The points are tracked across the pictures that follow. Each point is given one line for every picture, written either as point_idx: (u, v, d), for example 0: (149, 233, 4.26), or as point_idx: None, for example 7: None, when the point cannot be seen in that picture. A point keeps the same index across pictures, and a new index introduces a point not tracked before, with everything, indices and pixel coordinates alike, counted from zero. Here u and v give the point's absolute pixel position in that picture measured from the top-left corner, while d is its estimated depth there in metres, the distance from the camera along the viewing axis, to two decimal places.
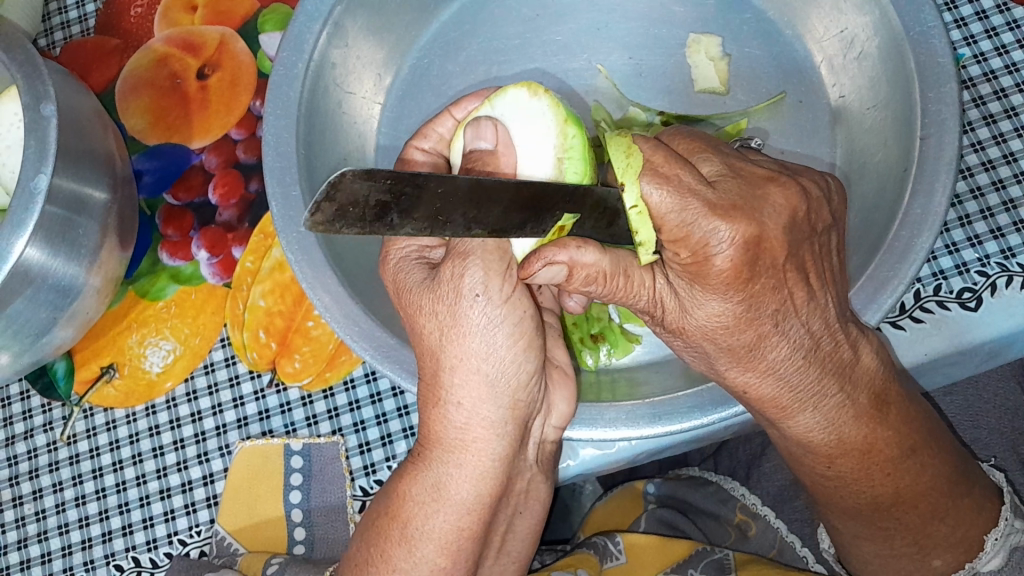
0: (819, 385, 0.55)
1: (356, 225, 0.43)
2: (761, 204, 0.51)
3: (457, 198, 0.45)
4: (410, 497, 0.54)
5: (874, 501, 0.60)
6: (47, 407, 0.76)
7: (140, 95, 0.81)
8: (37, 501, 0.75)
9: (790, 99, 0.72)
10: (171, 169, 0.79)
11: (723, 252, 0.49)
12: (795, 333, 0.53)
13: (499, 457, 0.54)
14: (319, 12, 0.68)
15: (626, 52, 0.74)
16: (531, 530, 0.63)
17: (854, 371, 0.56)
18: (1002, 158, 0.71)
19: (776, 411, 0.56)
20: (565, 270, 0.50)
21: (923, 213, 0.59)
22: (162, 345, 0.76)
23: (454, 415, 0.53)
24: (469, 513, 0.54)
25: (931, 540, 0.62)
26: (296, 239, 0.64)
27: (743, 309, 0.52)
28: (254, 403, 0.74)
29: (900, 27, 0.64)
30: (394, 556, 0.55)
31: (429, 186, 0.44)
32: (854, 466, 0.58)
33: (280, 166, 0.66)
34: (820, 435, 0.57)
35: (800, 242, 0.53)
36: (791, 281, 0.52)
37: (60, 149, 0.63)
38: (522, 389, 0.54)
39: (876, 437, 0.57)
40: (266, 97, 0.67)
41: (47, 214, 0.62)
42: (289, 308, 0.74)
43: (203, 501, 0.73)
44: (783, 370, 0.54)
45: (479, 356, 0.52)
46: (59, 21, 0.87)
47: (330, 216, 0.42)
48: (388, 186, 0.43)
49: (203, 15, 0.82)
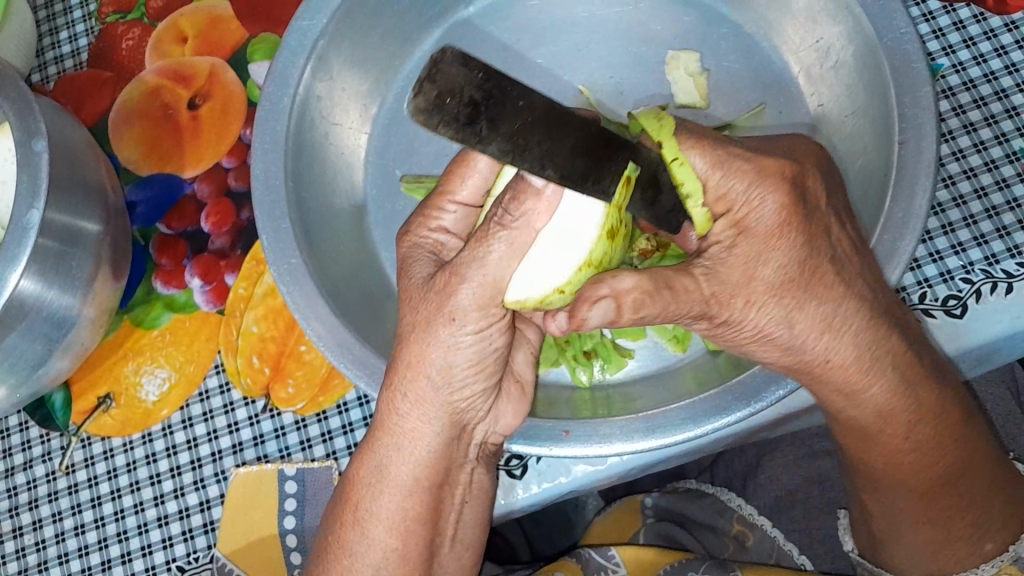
0: (890, 340, 0.57)
1: (450, 125, 0.37)
2: (789, 151, 0.58)
3: (535, 118, 0.40)
4: (360, 480, 0.58)
5: (944, 474, 0.60)
6: (46, 437, 0.77)
7: (133, 126, 0.82)
8: (37, 531, 0.76)
9: (771, 109, 0.73)
10: (164, 198, 0.80)
11: (768, 202, 0.54)
12: (857, 285, 0.57)
13: (436, 450, 0.57)
14: (302, 46, 0.70)
15: (608, 70, 0.75)
16: (482, 522, 0.63)
17: (911, 333, 0.59)
18: (983, 166, 0.71)
19: (853, 372, 0.57)
20: (612, 302, 0.51)
21: (905, 216, 0.59)
22: (157, 373, 0.77)
23: (401, 403, 0.55)
24: (410, 496, 0.57)
25: (987, 519, 0.61)
26: (287, 270, 0.65)
27: (806, 258, 0.55)
28: (248, 429, 0.75)
29: (873, 34, 0.65)
30: (349, 539, 0.58)
31: (514, 94, 0.39)
32: (932, 430, 0.59)
33: (270, 200, 0.67)
34: (897, 399, 0.58)
35: (835, 195, 0.58)
36: (836, 231, 0.57)
37: (51, 182, 0.64)
38: (466, 398, 0.56)
39: (943, 397, 0.59)
40: (254, 132, 0.68)
41: (41, 247, 0.63)
42: (281, 333, 0.75)
43: (201, 527, 0.73)
44: (853, 325, 0.56)
45: (433, 361, 0.53)
46: (53, 56, 0.89)
47: (431, 101, 0.36)
48: (480, 80, 0.37)
49: (193, 46, 0.84)
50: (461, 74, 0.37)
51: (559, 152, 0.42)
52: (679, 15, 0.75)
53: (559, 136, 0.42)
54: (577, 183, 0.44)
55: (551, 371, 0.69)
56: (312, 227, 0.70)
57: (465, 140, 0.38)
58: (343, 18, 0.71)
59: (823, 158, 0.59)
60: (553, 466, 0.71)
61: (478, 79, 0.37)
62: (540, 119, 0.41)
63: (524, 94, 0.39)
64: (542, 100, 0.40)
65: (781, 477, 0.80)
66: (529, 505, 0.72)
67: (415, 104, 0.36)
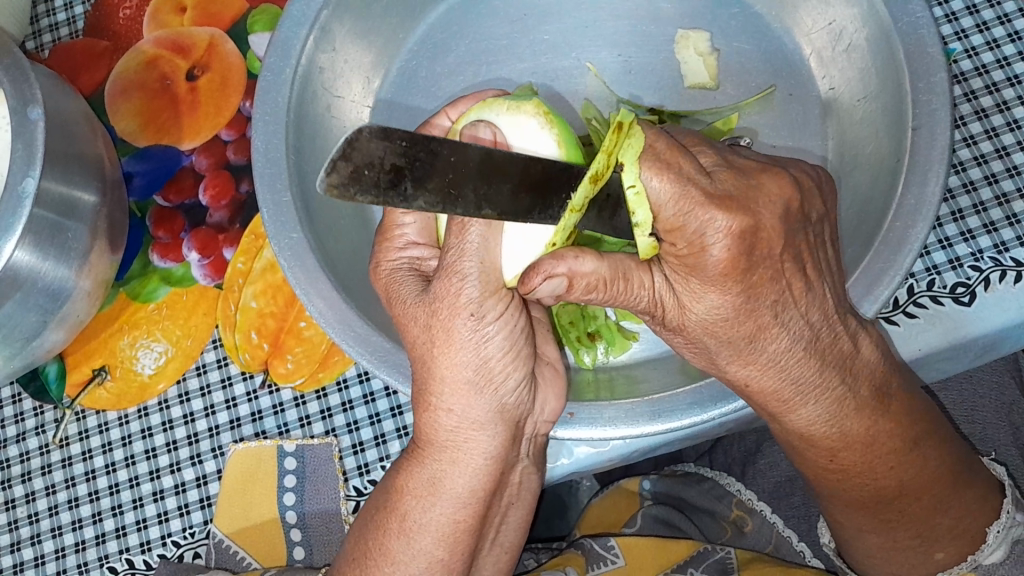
0: (821, 377, 0.55)
1: (372, 191, 0.38)
2: (756, 194, 0.51)
3: (466, 170, 0.42)
4: (408, 491, 0.56)
5: (879, 493, 0.60)
6: (39, 410, 0.76)
7: (130, 97, 0.81)
8: (30, 504, 0.75)
9: (781, 91, 0.72)
10: (162, 171, 0.79)
11: (715, 244, 0.50)
12: (795, 324, 0.53)
13: (493, 455, 0.55)
14: (305, 17, 0.68)
15: (616, 50, 0.74)
16: (525, 521, 0.63)
17: (853, 361, 0.56)
18: (994, 152, 0.70)
19: (777, 405, 0.56)
20: (565, 281, 0.49)
21: (917, 203, 0.59)
22: (153, 347, 0.76)
23: (446, 419, 0.53)
24: (465, 505, 0.55)
25: (932, 532, 0.61)
26: (288, 244, 0.64)
27: (742, 300, 0.52)
28: (246, 405, 0.74)
29: (887, 18, 0.64)
30: (393, 548, 0.56)
31: (442, 153, 0.41)
32: (859, 458, 0.58)
33: (271, 172, 0.66)
34: (823, 429, 0.57)
35: (794, 230, 0.53)
36: (788, 268, 0.53)
37: (47, 150, 0.63)
38: (511, 394, 0.54)
39: (879, 428, 0.57)
40: (255, 101, 0.67)
41: (36, 216, 0.61)
42: (281, 309, 0.74)
43: (197, 503, 0.73)
44: (780, 364, 0.54)
45: (468, 366, 0.52)
46: (48, 23, 0.87)
47: (346, 177, 0.37)
48: (403, 147, 0.39)
49: (192, 16, 0.82)
50: (382, 146, 0.38)
51: (497, 194, 0.44)
52: None
53: (495, 182, 0.44)
54: (520, 216, 0.45)
55: None
56: (312, 200, 0.68)
57: (389, 202, 0.39)
58: None
59: (795, 202, 0.53)
60: (554, 447, 0.71)
61: (401, 147, 0.39)
62: (473, 171, 0.42)
63: (454, 149, 0.41)
64: (476, 154, 0.42)
65: (781, 463, 0.79)
66: None
67: (331, 181, 0.36)
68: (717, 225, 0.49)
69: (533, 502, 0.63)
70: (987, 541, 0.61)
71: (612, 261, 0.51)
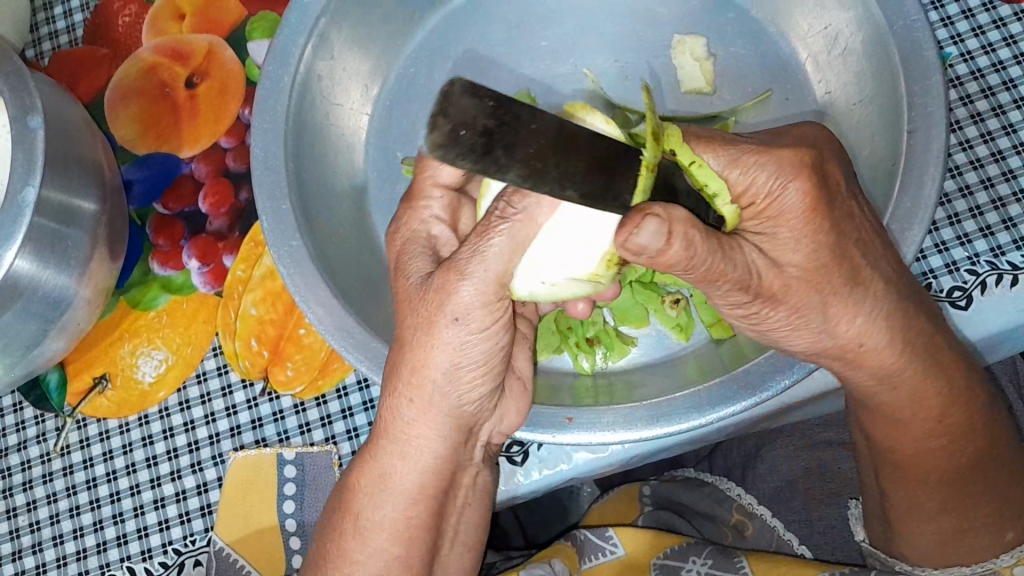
0: (924, 329, 0.57)
1: (468, 156, 0.39)
2: (796, 142, 0.54)
3: (550, 138, 0.42)
4: (360, 488, 0.56)
5: (960, 465, 0.59)
6: (40, 418, 0.76)
7: (129, 104, 0.81)
8: (31, 513, 0.75)
9: (777, 96, 0.72)
10: (161, 179, 0.79)
11: (790, 189, 0.51)
12: (886, 275, 0.55)
13: (442, 456, 0.56)
14: (303, 25, 0.68)
15: (613, 55, 0.74)
16: (483, 520, 0.63)
17: (940, 324, 0.59)
18: (990, 156, 0.71)
19: (877, 360, 0.56)
20: (661, 228, 0.46)
21: (913, 207, 0.59)
22: (154, 355, 0.76)
23: (406, 411, 0.54)
24: (414, 503, 0.56)
25: (1004, 514, 0.59)
26: (288, 252, 0.64)
27: (836, 249, 0.53)
28: (246, 412, 0.74)
29: (883, 22, 0.64)
30: (349, 549, 0.57)
31: (526, 118, 0.41)
32: (937, 417, 0.59)
33: (270, 180, 0.66)
34: (905, 387, 0.57)
35: (852, 181, 0.55)
36: (857, 217, 0.54)
37: (48, 159, 0.63)
38: (470, 403, 0.55)
39: (964, 393, 0.59)
40: (253, 110, 0.67)
41: (36, 225, 0.62)
42: (281, 316, 0.74)
43: (197, 511, 0.73)
44: (890, 312, 0.55)
45: (438, 368, 0.52)
46: (47, 31, 0.87)
47: (444, 138, 0.38)
48: (491, 108, 0.39)
49: (191, 23, 0.82)
50: (473, 105, 0.39)
51: (576, 172, 0.43)
52: None
53: (575, 157, 0.43)
54: (597, 197, 0.45)
55: (553, 358, 0.69)
56: (311, 208, 0.69)
57: (483, 169, 0.39)
58: None
59: (827, 148, 0.55)
60: (553, 453, 0.71)
61: (489, 107, 0.39)
62: (556, 141, 0.42)
63: (537, 117, 0.41)
64: (553, 122, 0.42)
65: (780, 468, 0.79)
66: (527, 492, 0.72)
67: (432, 140, 0.38)
68: (785, 169, 0.51)
69: (487, 505, 0.63)
70: None
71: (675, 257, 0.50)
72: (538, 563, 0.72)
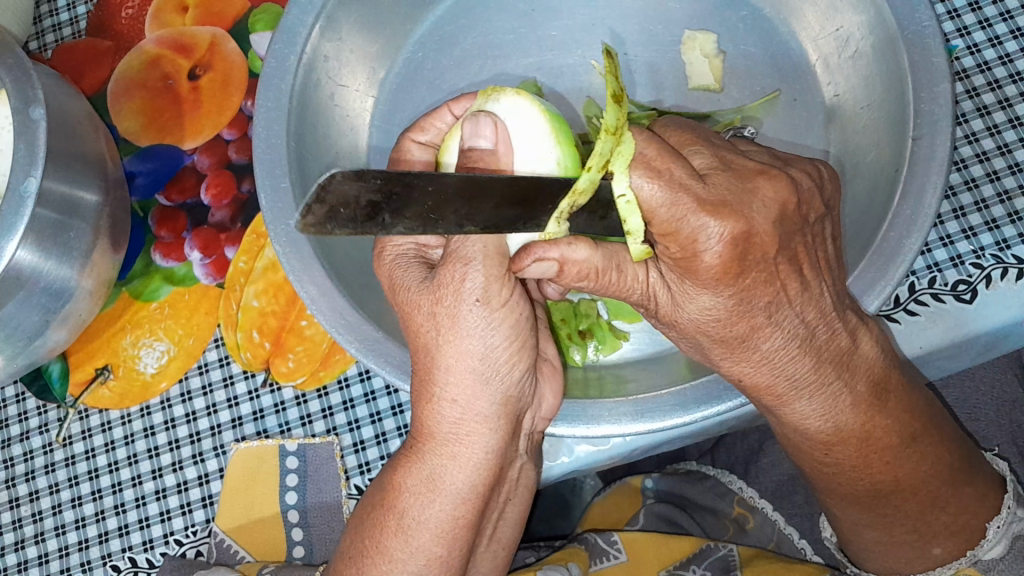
0: (816, 374, 0.54)
1: (348, 226, 0.42)
2: (750, 198, 0.51)
3: (445, 195, 0.44)
4: (406, 489, 0.55)
5: (872, 488, 0.59)
6: (42, 409, 0.76)
7: (132, 96, 0.81)
8: (34, 503, 0.75)
9: (786, 96, 0.72)
10: (164, 171, 0.79)
11: (706, 248, 0.49)
12: (790, 324, 0.53)
13: (493, 451, 0.55)
14: (313, 4, 0.68)
15: (621, 48, 0.74)
16: (522, 518, 0.63)
17: (852, 358, 0.55)
18: (996, 149, 0.70)
19: (772, 400, 0.56)
20: (556, 265, 0.50)
21: (913, 214, 0.58)
22: (156, 346, 0.76)
23: (449, 411, 0.53)
24: (463, 502, 0.55)
25: (929, 531, 0.61)
26: (284, 230, 0.64)
27: (735, 302, 0.51)
28: (248, 403, 0.74)
29: (896, 29, 0.63)
30: (390, 547, 0.55)
31: (418, 185, 0.44)
32: (852, 452, 0.57)
33: (270, 157, 0.66)
34: (817, 423, 0.56)
35: (792, 235, 0.52)
36: (783, 272, 0.52)
37: (49, 150, 0.63)
38: (514, 387, 0.54)
39: (873, 423, 0.56)
40: (257, 91, 0.67)
41: (38, 216, 0.62)
42: (282, 308, 0.74)
43: (199, 501, 0.73)
44: (775, 361, 0.53)
45: (474, 357, 0.52)
46: (51, 23, 0.87)
47: (322, 217, 0.42)
48: (378, 185, 0.43)
49: (195, 16, 0.82)
50: (355, 187, 0.42)
51: (481, 213, 0.45)
52: None
53: (478, 200, 0.45)
54: (505, 226, 0.46)
55: None
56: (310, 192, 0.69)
57: (367, 232, 0.43)
58: None
59: (791, 206, 0.52)
60: (553, 445, 0.71)
61: (374, 184, 0.42)
62: (453, 194, 0.44)
63: (433, 178, 0.44)
64: (453, 180, 0.44)
65: (783, 462, 0.79)
66: None
67: (308, 219, 0.41)
68: (711, 232, 0.49)
69: (529, 499, 0.63)
70: (987, 537, 0.60)
71: (606, 250, 0.52)
72: (552, 566, 0.70)
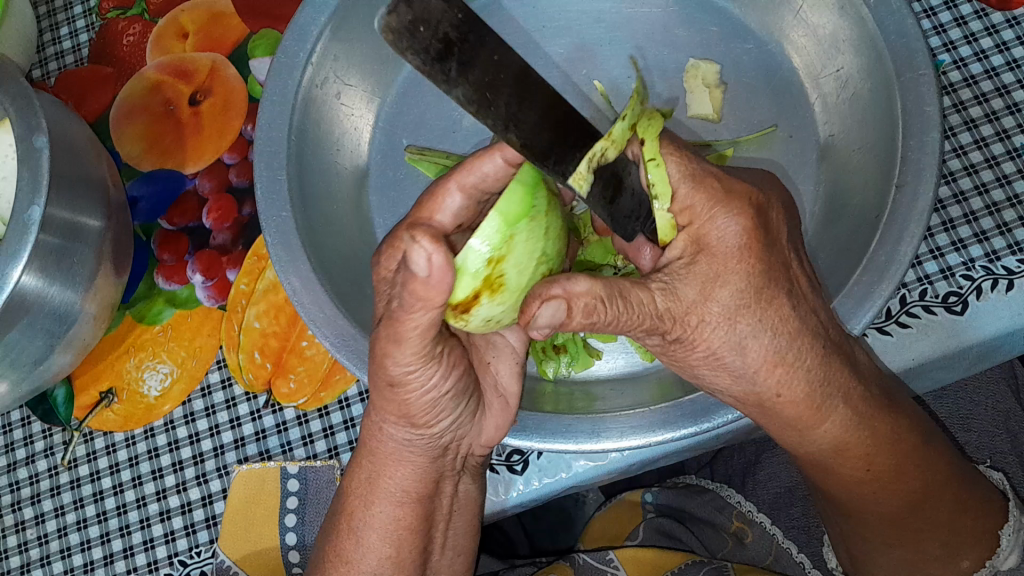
0: (835, 384, 0.56)
1: (423, 53, 0.37)
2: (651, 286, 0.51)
3: (505, 81, 0.42)
4: (353, 492, 0.59)
5: (904, 504, 0.60)
6: (48, 432, 0.77)
7: (135, 122, 0.82)
8: (40, 525, 0.76)
9: (782, 132, 0.73)
10: (166, 194, 0.80)
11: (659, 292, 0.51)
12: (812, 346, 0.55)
13: (421, 467, 0.58)
14: (325, 6, 0.70)
15: (618, 68, 0.75)
16: (473, 526, 0.65)
17: (857, 366, 0.58)
18: (984, 162, 0.71)
19: (810, 415, 0.56)
20: (562, 306, 0.47)
21: (888, 258, 0.59)
22: (159, 368, 0.77)
23: (387, 434, 0.56)
24: (403, 503, 0.58)
25: (928, 564, 0.63)
26: (276, 222, 0.66)
27: (762, 285, 0.52)
28: (251, 424, 0.75)
29: (892, 73, 0.64)
30: (346, 550, 0.60)
31: (486, 48, 0.40)
32: (892, 463, 0.59)
33: (269, 177, 0.67)
34: (846, 436, 0.58)
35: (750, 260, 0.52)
36: (768, 286, 0.53)
37: (54, 178, 0.64)
38: (439, 419, 0.56)
39: (895, 429, 0.59)
40: (266, 82, 0.69)
41: (42, 242, 0.63)
42: (283, 328, 0.75)
43: (202, 522, 0.74)
44: (796, 373, 0.55)
45: (404, 402, 0.53)
46: (54, 51, 0.89)
47: (405, 22, 0.36)
48: (458, 23, 0.39)
49: (195, 42, 0.83)
50: (440, 9, 0.38)
51: (523, 121, 0.43)
52: (688, 15, 0.75)
53: (524, 104, 0.43)
54: (538, 156, 0.45)
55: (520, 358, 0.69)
56: (308, 185, 0.71)
57: (434, 74, 0.38)
58: (349, 9, 0.71)
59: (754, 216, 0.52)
60: (553, 461, 0.72)
61: (457, 16, 0.38)
62: (509, 82, 0.42)
63: (499, 49, 0.41)
64: (511, 61, 0.42)
65: (781, 474, 0.79)
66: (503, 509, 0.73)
67: (388, 22, 0.36)
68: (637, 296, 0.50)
69: (475, 511, 0.65)
70: (1000, 545, 0.62)
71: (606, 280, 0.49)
72: None
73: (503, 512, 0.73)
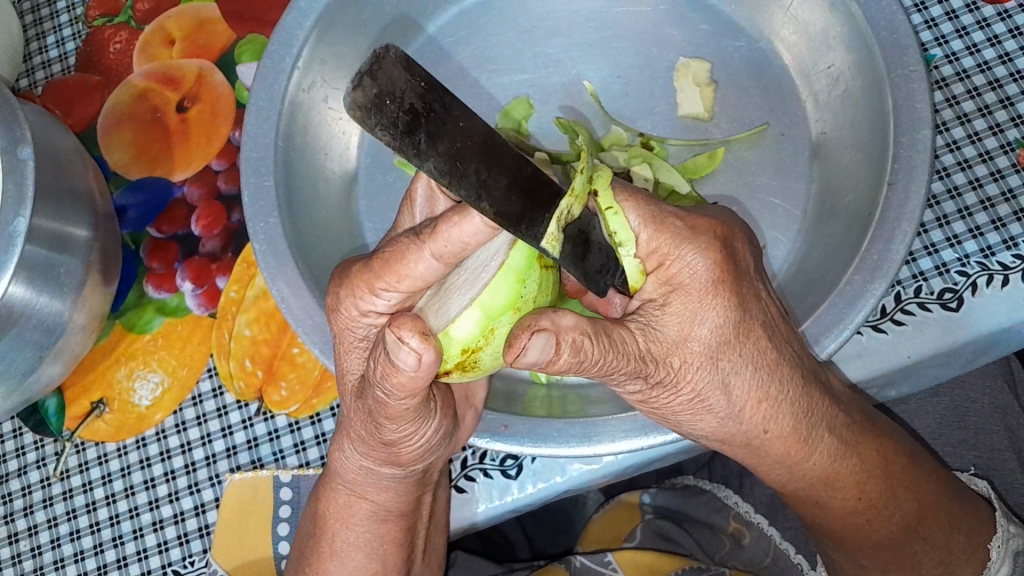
0: (817, 416, 0.56)
1: (390, 128, 0.34)
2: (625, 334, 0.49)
3: (473, 146, 0.39)
4: (331, 515, 0.61)
5: (902, 524, 0.61)
6: (40, 443, 0.77)
7: (122, 130, 0.82)
8: (33, 538, 0.75)
9: (774, 130, 0.72)
10: (155, 203, 0.80)
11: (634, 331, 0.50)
12: (790, 381, 0.54)
13: (404, 495, 0.60)
14: (309, 12, 0.69)
15: (608, 68, 0.75)
16: (444, 524, 0.69)
17: (835, 394, 0.58)
18: (977, 157, 0.71)
19: (796, 448, 0.56)
20: (550, 339, 0.45)
21: (881, 258, 0.59)
22: (150, 378, 0.77)
23: (372, 473, 0.57)
24: (383, 522, 0.61)
25: None
26: (264, 228, 0.66)
27: (740, 319, 0.51)
28: (242, 432, 0.75)
29: (883, 69, 0.64)
30: (328, 567, 0.62)
31: (453, 113, 0.38)
32: (881, 486, 0.60)
33: (256, 181, 0.67)
34: (831, 466, 0.58)
35: (730, 293, 0.51)
36: (749, 317, 0.52)
37: (39, 188, 0.64)
38: (427, 458, 0.57)
39: (880, 455, 0.60)
40: (252, 88, 0.69)
41: (29, 253, 0.62)
42: (274, 335, 0.75)
43: (196, 532, 0.74)
44: (775, 411, 0.54)
45: (392, 453, 0.54)
46: (40, 61, 0.88)
47: (370, 97, 0.33)
48: (422, 90, 0.36)
49: (182, 48, 0.83)
50: (404, 79, 0.35)
51: (496, 187, 0.41)
52: (677, 14, 0.75)
53: (494, 168, 0.40)
54: (512, 222, 0.42)
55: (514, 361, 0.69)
56: (295, 188, 0.70)
57: (403, 149, 0.35)
58: (334, 15, 0.70)
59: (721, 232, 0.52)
60: (547, 465, 0.71)
61: (421, 85, 0.36)
62: (478, 148, 0.39)
63: (464, 115, 0.38)
64: (481, 124, 0.39)
65: None
66: (487, 520, 0.73)
67: (354, 99, 0.33)
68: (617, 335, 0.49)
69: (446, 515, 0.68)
70: (993, 558, 0.63)
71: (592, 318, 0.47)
72: None
73: (480, 524, 0.73)
